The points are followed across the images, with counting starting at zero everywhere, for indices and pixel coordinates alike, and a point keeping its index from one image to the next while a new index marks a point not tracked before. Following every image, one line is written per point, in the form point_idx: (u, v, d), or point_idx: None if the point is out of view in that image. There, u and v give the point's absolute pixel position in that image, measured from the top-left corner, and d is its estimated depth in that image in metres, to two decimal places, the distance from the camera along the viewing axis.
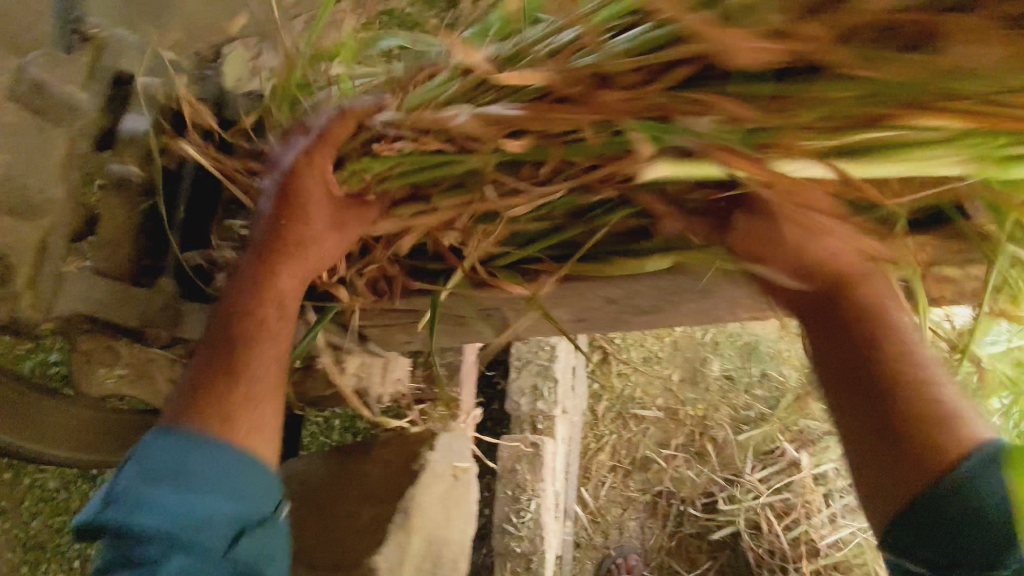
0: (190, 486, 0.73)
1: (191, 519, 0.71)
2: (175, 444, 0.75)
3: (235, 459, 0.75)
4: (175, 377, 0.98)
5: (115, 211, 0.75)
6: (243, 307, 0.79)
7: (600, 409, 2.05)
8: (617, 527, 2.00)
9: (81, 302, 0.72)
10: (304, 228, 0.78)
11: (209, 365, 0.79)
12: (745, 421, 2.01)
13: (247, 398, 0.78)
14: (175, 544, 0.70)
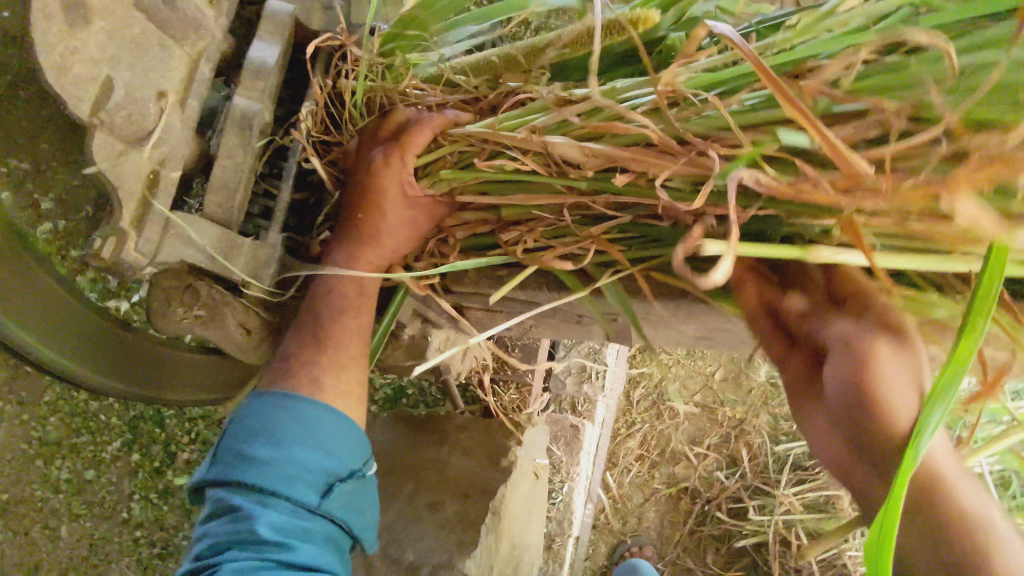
0: (283, 439, 0.72)
1: (283, 470, 0.70)
2: (275, 403, 0.75)
3: (324, 416, 0.75)
4: (252, 326, 0.92)
5: (233, 146, 0.67)
6: (342, 260, 0.80)
7: (636, 396, 2.00)
8: (637, 515, 1.99)
9: (196, 246, 0.65)
10: (382, 220, 0.79)
11: (304, 318, 0.80)
12: (785, 432, 1.97)
13: (337, 354, 0.79)
14: (268, 497, 0.69)
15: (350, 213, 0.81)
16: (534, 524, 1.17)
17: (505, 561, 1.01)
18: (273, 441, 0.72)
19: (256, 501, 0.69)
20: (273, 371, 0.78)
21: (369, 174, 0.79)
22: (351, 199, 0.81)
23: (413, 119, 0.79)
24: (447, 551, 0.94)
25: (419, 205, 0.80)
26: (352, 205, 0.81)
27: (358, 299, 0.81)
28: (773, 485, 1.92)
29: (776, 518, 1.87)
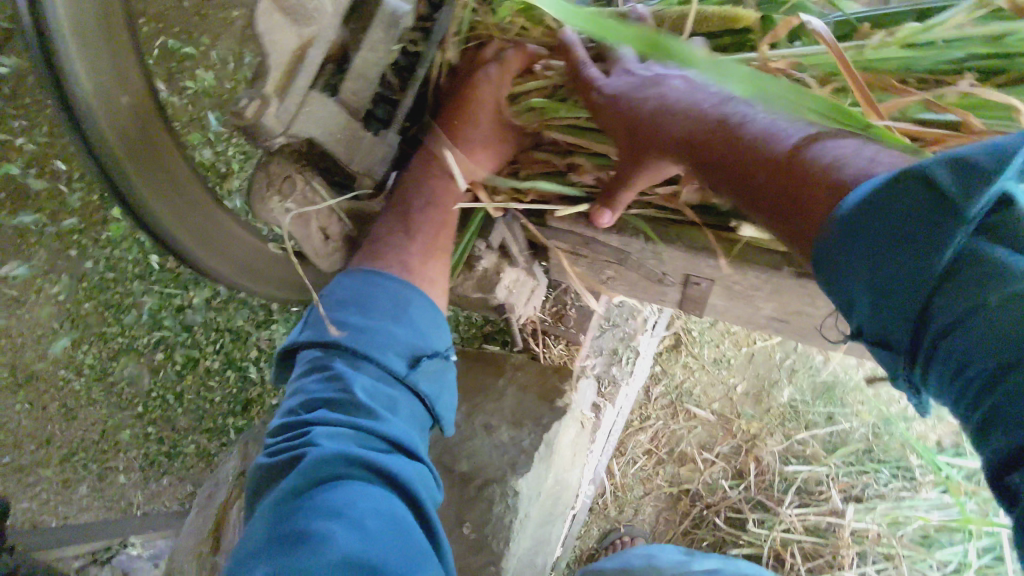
0: (379, 313, 0.85)
1: (378, 339, 0.82)
2: (375, 280, 0.87)
3: (413, 298, 0.88)
4: (332, 232, 0.96)
5: (376, 42, 0.69)
6: (438, 166, 0.90)
7: (655, 393, 2.01)
8: (634, 507, 1.99)
9: (321, 131, 0.70)
10: (470, 133, 0.88)
11: (398, 216, 0.91)
12: (796, 455, 1.98)
13: (425, 251, 0.91)
14: (361, 359, 0.81)
15: (442, 122, 0.89)
16: (575, 470, 1.19)
17: (548, 491, 1.07)
18: (372, 308, 0.85)
19: (351, 363, 0.80)
20: (363, 257, 0.90)
21: (466, 89, 0.87)
22: (444, 110, 0.90)
23: (515, 49, 0.86)
24: (500, 467, 1.02)
25: (505, 129, 0.89)
26: (444, 116, 0.89)
27: (436, 207, 0.91)
28: (775, 502, 1.93)
29: (776, 534, 1.89)
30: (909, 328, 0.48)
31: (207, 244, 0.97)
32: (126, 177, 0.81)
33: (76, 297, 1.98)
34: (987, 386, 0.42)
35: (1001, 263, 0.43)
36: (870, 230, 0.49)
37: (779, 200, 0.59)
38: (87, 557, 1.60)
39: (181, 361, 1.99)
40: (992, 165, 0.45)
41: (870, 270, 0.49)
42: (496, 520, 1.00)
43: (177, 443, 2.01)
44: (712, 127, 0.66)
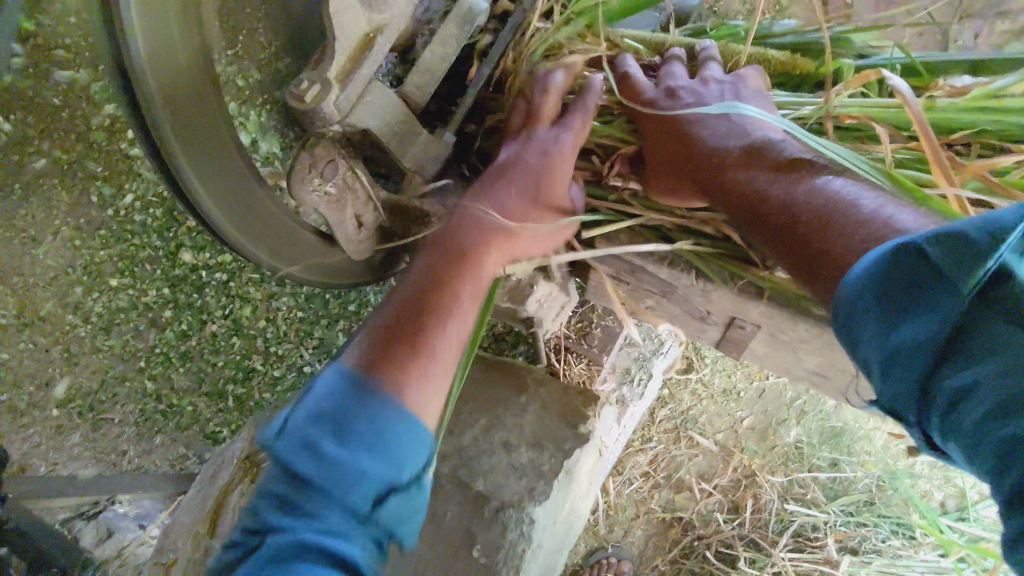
0: (354, 437, 0.63)
1: (343, 470, 0.61)
2: (361, 385, 0.67)
3: (397, 420, 0.66)
4: (367, 223, 0.94)
5: (442, 42, 0.75)
6: (483, 233, 0.81)
7: (660, 416, 1.99)
8: (624, 529, 1.95)
9: (378, 118, 0.72)
10: (538, 207, 0.84)
11: (423, 295, 0.77)
12: (795, 497, 1.93)
13: (447, 339, 0.75)
14: (321, 493, 0.60)
15: (490, 197, 0.82)
16: (586, 501, 1.15)
17: (563, 517, 1.05)
18: (349, 419, 0.65)
19: (308, 496, 0.60)
20: (367, 343, 0.74)
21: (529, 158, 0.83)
22: (492, 181, 0.84)
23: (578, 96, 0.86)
24: (517, 491, 0.99)
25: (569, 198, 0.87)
26: (496, 188, 0.83)
27: (473, 289, 0.79)
28: (769, 543, 1.86)
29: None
30: (919, 395, 0.52)
31: (244, 223, 0.95)
32: (171, 143, 0.79)
33: (92, 243, 1.98)
34: (996, 447, 0.45)
35: (1002, 338, 0.47)
36: (881, 301, 0.55)
37: (811, 251, 0.66)
38: (74, 511, 1.61)
39: (190, 322, 1.97)
40: (987, 241, 0.50)
41: (882, 341, 0.54)
42: (509, 546, 0.95)
43: (173, 405, 1.98)
44: (752, 183, 0.75)
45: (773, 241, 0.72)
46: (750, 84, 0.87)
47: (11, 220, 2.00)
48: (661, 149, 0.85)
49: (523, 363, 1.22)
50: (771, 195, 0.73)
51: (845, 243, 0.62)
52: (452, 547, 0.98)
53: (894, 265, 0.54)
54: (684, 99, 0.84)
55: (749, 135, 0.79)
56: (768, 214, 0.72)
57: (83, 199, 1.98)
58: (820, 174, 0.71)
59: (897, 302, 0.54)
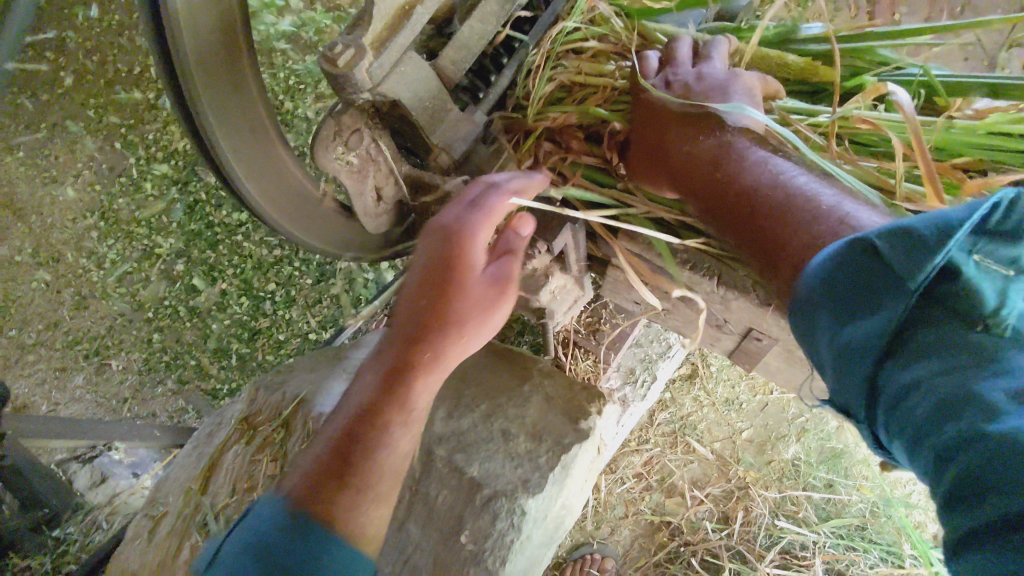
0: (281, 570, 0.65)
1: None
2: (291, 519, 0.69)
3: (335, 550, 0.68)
4: (384, 197, 0.92)
5: (479, 18, 0.75)
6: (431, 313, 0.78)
7: (659, 419, 1.98)
8: (611, 527, 1.94)
9: (408, 91, 0.72)
10: (453, 311, 0.77)
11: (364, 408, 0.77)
12: (786, 514, 1.92)
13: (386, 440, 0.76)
14: None
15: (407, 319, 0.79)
16: (579, 499, 1.13)
17: (555, 513, 1.03)
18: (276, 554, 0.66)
19: None
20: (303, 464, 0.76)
21: (438, 262, 0.77)
22: (410, 300, 0.80)
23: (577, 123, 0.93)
24: (511, 482, 0.98)
25: (493, 285, 0.78)
26: (411, 305, 0.79)
27: (401, 420, 0.77)
28: (755, 557, 1.85)
29: None
30: (869, 392, 0.51)
31: (262, 182, 0.93)
32: (198, 95, 0.78)
33: (113, 190, 2.00)
34: (943, 446, 0.44)
35: (940, 336, 0.48)
36: (831, 300, 0.54)
37: (771, 250, 0.66)
38: (71, 454, 1.63)
39: (200, 277, 1.98)
40: (935, 239, 0.48)
41: (832, 337, 0.53)
42: (498, 536, 0.94)
43: (176, 358, 1.99)
44: (716, 165, 0.75)
45: (738, 233, 0.71)
46: (741, 80, 0.81)
47: (35, 160, 2.01)
48: (645, 137, 0.84)
49: (528, 353, 1.21)
50: (738, 185, 0.71)
51: (804, 235, 0.62)
52: (441, 533, 0.97)
53: (840, 272, 0.53)
54: (676, 89, 0.82)
55: (719, 123, 0.77)
56: (734, 207, 0.71)
57: (106, 144, 2.00)
58: (793, 168, 0.71)
59: (839, 311, 0.53)
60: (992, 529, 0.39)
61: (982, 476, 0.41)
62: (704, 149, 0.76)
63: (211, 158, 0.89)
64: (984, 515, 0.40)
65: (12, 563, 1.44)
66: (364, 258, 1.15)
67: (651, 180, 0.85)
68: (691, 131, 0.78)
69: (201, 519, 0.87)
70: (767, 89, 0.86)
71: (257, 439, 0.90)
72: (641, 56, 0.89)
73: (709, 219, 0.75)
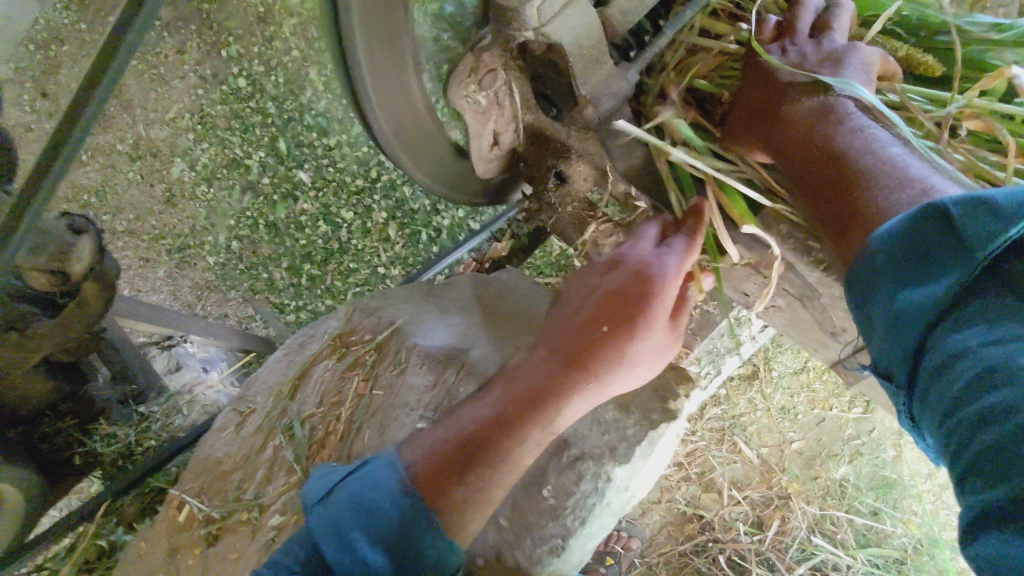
0: (376, 528, 0.70)
1: (358, 564, 0.68)
2: (377, 490, 0.72)
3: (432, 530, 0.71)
4: (502, 141, 0.94)
5: None
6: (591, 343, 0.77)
7: (710, 413, 1.93)
8: (642, 509, 1.90)
9: (572, 37, 0.75)
10: (631, 349, 0.77)
11: (506, 413, 0.76)
12: (824, 532, 1.88)
13: (500, 452, 0.74)
14: (347, 533, 0.69)
15: (569, 340, 0.78)
16: (646, 483, 1.12)
17: (632, 484, 1.03)
18: (355, 509, 0.71)
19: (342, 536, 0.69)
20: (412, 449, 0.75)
21: (625, 299, 0.77)
22: (580, 324, 0.79)
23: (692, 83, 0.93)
24: (598, 445, 0.99)
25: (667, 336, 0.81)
26: (584, 327, 0.78)
27: (541, 431, 0.76)
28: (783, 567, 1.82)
29: None
30: (911, 359, 0.54)
31: (390, 111, 0.93)
32: (350, 9, 0.77)
33: (214, 97, 2.06)
34: (969, 413, 0.45)
35: (996, 307, 0.49)
36: (896, 269, 0.56)
37: (848, 213, 0.67)
38: (151, 339, 1.73)
39: (283, 194, 2.03)
40: (1010, 212, 0.50)
41: (889, 302, 0.56)
42: (581, 495, 0.96)
43: (250, 267, 2.04)
44: (812, 131, 0.74)
45: (817, 198, 0.72)
46: (859, 53, 0.78)
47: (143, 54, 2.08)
48: (752, 97, 0.84)
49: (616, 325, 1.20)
50: (830, 153, 0.71)
51: (881, 205, 0.63)
52: (523, 483, 0.97)
53: (913, 248, 0.55)
54: (792, 56, 0.81)
55: (827, 92, 0.76)
56: (820, 173, 0.72)
57: (213, 52, 2.07)
58: (889, 138, 0.70)
59: (894, 281, 0.56)
60: (994, 510, 0.41)
61: (1000, 452, 0.42)
62: (806, 112, 0.76)
63: (349, 78, 0.90)
64: (993, 495, 0.42)
65: (101, 427, 1.43)
66: (461, 201, 1.15)
67: (746, 141, 0.85)
68: (796, 91, 0.78)
69: (287, 423, 0.91)
70: (885, 68, 0.85)
71: (349, 357, 0.94)
72: (762, 19, 0.88)
73: (796, 185, 0.76)
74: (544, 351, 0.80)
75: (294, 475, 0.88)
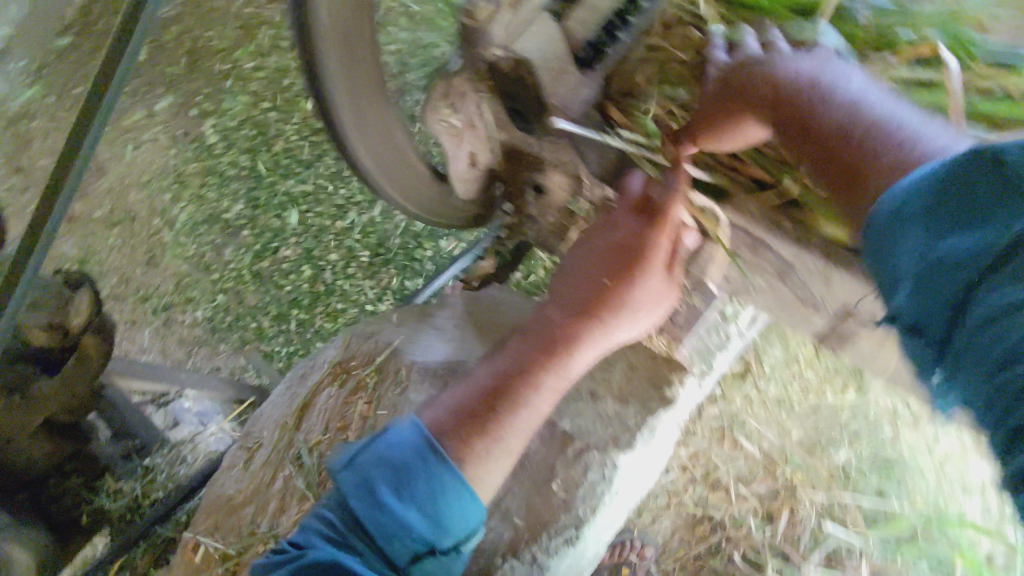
0: (405, 490, 0.76)
1: (391, 522, 0.75)
2: (401, 455, 0.78)
3: (455, 484, 0.78)
4: (479, 161, 0.98)
5: None
6: (598, 297, 0.88)
7: (707, 413, 1.95)
8: (653, 516, 1.91)
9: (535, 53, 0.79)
10: (632, 295, 0.88)
11: (512, 371, 0.86)
12: (833, 518, 1.90)
13: (509, 406, 0.84)
14: (376, 495, 0.76)
15: (580, 296, 0.89)
16: (654, 471, 1.16)
17: (637, 474, 1.07)
18: (381, 470, 0.78)
19: (372, 498, 0.76)
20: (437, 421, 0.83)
21: (626, 251, 0.88)
22: (587, 281, 0.90)
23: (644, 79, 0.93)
24: (602, 437, 1.03)
25: (664, 284, 0.92)
26: (589, 284, 0.89)
27: (554, 377, 0.87)
28: (798, 557, 1.85)
29: None
30: (946, 314, 0.51)
31: (370, 148, 0.98)
32: (321, 59, 0.83)
33: (187, 155, 2.09)
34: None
35: None
36: (941, 216, 0.53)
37: (863, 173, 0.63)
38: (147, 396, 1.67)
39: (264, 243, 2.05)
40: None
41: (925, 252, 0.53)
42: (588, 485, 1.00)
43: (238, 318, 2.05)
44: (810, 93, 0.68)
45: (823, 161, 0.67)
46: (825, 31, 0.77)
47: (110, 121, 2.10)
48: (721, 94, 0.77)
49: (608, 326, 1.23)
50: (835, 114, 0.66)
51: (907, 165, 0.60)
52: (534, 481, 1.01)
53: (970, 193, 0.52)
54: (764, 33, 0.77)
55: (813, 55, 0.71)
56: (827, 136, 0.66)
57: (181, 113, 2.10)
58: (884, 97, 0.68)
59: (940, 233, 0.53)
60: None
61: None
62: (800, 75, 0.70)
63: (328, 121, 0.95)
64: None
65: (107, 483, 1.49)
66: (445, 227, 1.19)
67: (730, 142, 0.79)
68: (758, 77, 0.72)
69: (295, 453, 0.93)
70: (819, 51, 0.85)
71: (351, 382, 0.96)
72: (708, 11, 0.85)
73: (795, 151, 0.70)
74: (556, 308, 0.91)
75: (308, 503, 0.89)
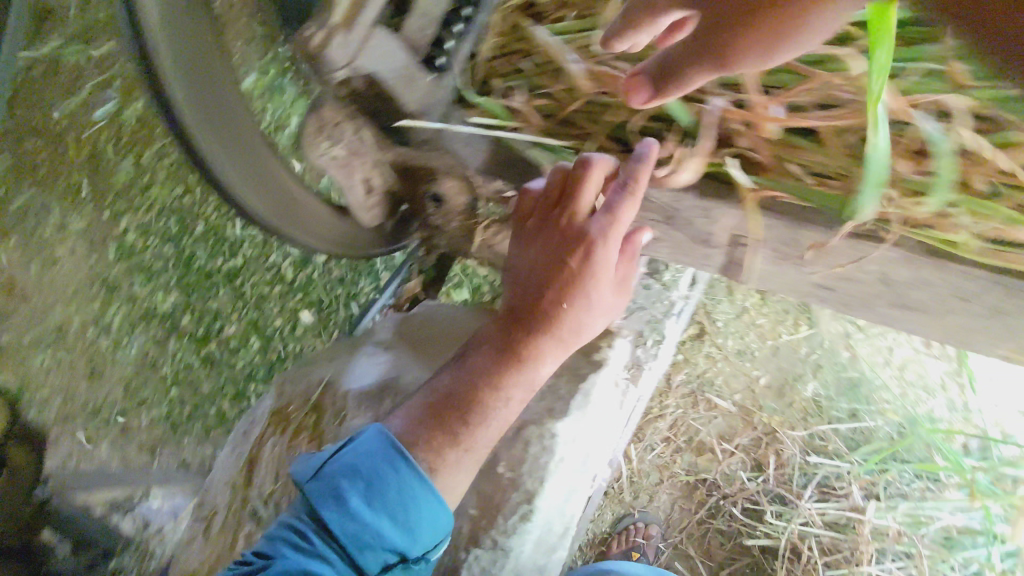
0: (377, 501, 0.81)
1: (361, 529, 0.80)
2: (372, 465, 0.82)
3: (425, 496, 0.82)
4: (374, 185, 0.99)
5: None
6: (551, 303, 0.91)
7: (676, 381, 1.97)
8: (649, 494, 1.93)
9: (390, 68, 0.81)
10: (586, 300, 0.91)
11: (476, 381, 0.90)
12: (816, 450, 1.94)
13: (476, 417, 0.88)
14: (346, 506, 0.80)
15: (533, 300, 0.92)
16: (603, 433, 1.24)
17: (582, 440, 1.14)
18: (351, 479, 0.82)
19: (342, 508, 0.80)
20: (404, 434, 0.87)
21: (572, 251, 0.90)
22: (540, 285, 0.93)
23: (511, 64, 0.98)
24: (536, 412, 1.10)
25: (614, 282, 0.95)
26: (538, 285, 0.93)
27: (518, 385, 0.92)
28: (794, 496, 1.89)
29: (793, 526, 1.85)
30: None
31: (264, 197, 0.99)
32: (196, 139, 0.84)
33: (109, 259, 1.91)
34: None
35: None
36: None
37: None
38: None
39: (206, 325, 1.98)
40: None
41: None
42: (532, 459, 1.05)
43: (196, 408, 1.98)
44: None
45: None
46: None
47: None
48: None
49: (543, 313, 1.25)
50: None
51: None
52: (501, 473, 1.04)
53: None
54: None
55: None
56: None
57: None
58: None
59: None
60: None
61: None
62: None
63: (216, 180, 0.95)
64: None
65: None
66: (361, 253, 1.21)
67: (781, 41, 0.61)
68: None
69: (253, 508, 0.92)
70: None
71: (293, 425, 0.95)
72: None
73: None
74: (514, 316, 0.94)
75: None
